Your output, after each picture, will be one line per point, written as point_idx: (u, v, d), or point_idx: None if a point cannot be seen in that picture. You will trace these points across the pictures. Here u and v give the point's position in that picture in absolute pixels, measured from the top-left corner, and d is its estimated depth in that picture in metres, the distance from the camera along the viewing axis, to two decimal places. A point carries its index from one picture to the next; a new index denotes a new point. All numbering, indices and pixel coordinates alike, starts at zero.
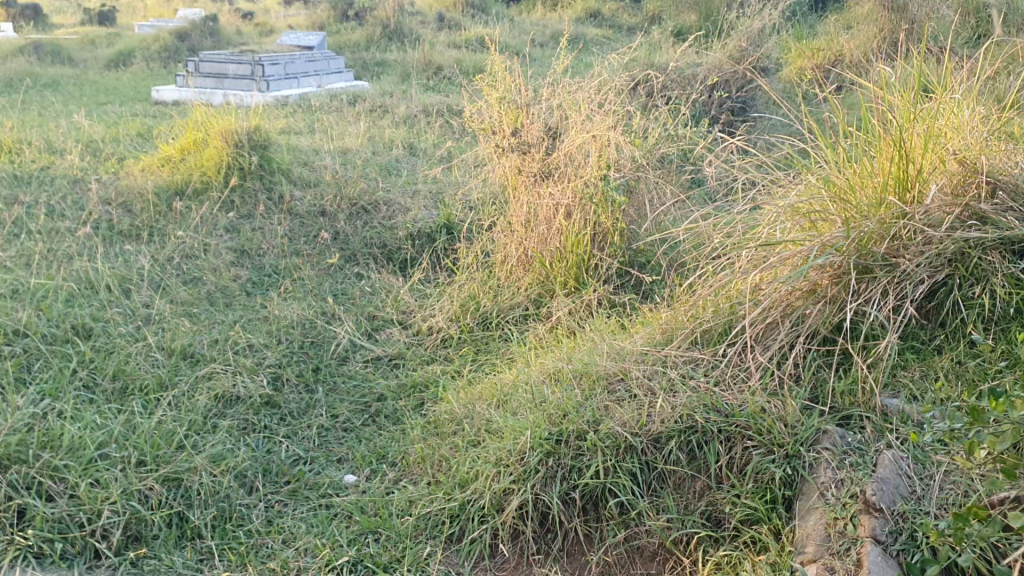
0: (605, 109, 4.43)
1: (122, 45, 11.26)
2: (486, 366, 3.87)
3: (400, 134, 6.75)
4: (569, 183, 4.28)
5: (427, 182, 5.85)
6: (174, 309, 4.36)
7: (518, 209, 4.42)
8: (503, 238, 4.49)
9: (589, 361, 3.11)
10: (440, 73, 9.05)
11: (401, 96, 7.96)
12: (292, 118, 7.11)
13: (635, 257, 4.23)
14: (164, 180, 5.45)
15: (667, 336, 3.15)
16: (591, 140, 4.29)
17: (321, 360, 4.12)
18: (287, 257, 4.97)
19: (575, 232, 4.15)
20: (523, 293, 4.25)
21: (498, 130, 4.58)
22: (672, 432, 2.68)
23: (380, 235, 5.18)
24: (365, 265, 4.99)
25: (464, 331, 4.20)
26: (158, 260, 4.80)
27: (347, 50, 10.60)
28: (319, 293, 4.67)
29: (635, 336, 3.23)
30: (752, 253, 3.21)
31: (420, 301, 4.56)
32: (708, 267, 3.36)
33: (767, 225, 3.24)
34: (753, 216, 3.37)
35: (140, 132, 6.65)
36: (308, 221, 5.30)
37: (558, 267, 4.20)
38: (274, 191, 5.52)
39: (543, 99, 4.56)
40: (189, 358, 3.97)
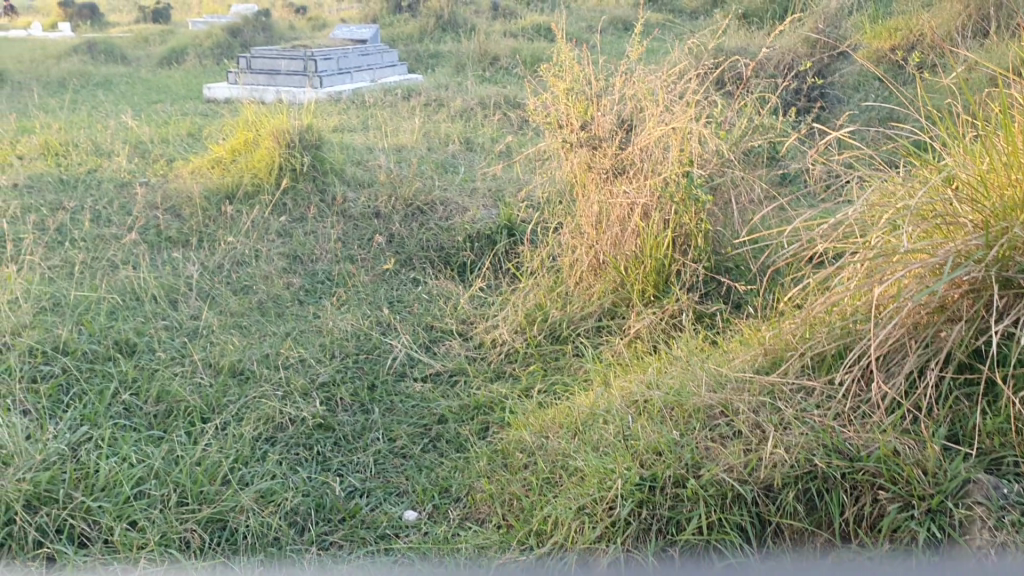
0: (685, 100, 4.02)
1: (174, 42, 11.11)
2: (558, 387, 3.50)
3: (456, 128, 6.40)
4: (646, 180, 3.90)
5: (486, 179, 5.49)
6: (223, 321, 4.08)
7: (587, 209, 4.03)
8: (571, 242, 4.11)
9: (684, 387, 2.78)
10: (496, 64, 8.70)
11: (457, 88, 7.60)
12: (346, 114, 6.81)
13: (720, 262, 3.83)
14: (214, 182, 5.18)
15: (774, 358, 2.84)
16: (670, 133, 3.89)
17: (377, 376, 3.79)
18: (341, 262, 4.66)
19: (654, 234, 3.79)
20: (596, 302, 3.88)
21: (566, 123, 4.14)
22: (788, 480, 2.38)
23: (437, 237, 4.84)
24: (422, 270, 4.65)
25: (531, 345, 3.82)
26: (207, 268, 4.52)
27: (400, 43, 10.30)
28: (374, 301, 4.35)
29: (736, 358, 2.90)
30: (867, 261, 2.83)
31: (482, 310, 4.19)
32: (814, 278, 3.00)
33: (883, 230, 2.86)
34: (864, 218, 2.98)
35: (190, 132, 6.40)
36: (362, 223, 4.98)
37: (635, 273, 3.83)
38: (327, 193, 5.22)
39: (616, 88, 4.13)
40: (238, 375, 3.69)
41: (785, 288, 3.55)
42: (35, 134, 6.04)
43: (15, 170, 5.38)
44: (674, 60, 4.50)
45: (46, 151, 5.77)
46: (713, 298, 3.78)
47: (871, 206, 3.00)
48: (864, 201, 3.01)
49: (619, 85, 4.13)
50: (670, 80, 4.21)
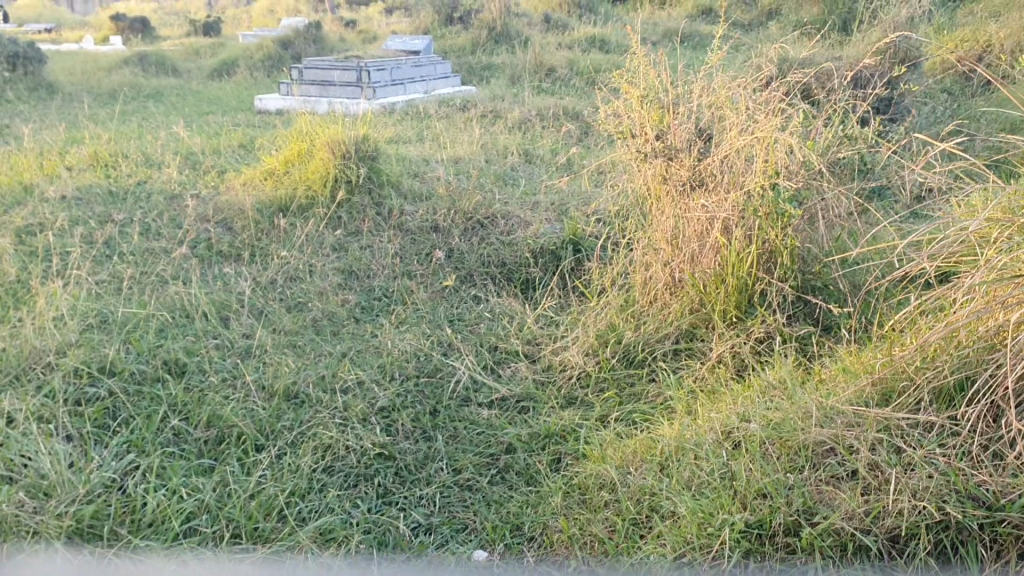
0: (769, 107, 3.74)
1: (225, 55, 11.08)
2: (636, 417, 3.24)
3: (515, 140, 6.18)
4: (727, 193, 3.62)
5: (548, 192, 5.25)
6: (277, 340, 3.88)
7: (662, 224, 3.77)
8: (645, 259, 3.86)
9: (788, 421, 2.60)
10: (552, 75, 8.48)
11: (513, 99, 7.39)
12: (401, 125, 6.63)
13: (808, 282, 3.56)
14: (267, 195, 5.00)
15: (887, 393, 2.60)
16: (753, 143, 3.62)
17: (438, 401, 3.56)
18: (399, 279, 4.45)
19: (737, 251, 3.52)
20: (673, 323, 3.62)
21: (639, 132, 3.87)
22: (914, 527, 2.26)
23: (498, 252, 4.60)
24: (483, 287, 4.43)
25: (604, 368, 3.56)
26: (260, 284, 4.34)
27: (453, 55, 10.14)
28: (434, 319, 4.13)
29: (842, 389, 2.67)
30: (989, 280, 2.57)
31: (549, 330, 3.94)
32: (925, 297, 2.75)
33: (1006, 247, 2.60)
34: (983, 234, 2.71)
35: (242, 144, 6.26)
36: (420, 238, 4.77)
37: (716, 292, 3.56)
38: (383, 206, 5.01)
39: (694, 95, 3.86)
40: (293, 399, 3.49)
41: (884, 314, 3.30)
42: (86, 146, 5.94)
43: (65, 181, 5.26)
44: (753, 65, 4.23)
45: (97, 163, 5.65)
46: (801, 321, 3.51)
47: (987, 222, 2.71)
48: (981, 217, 2.72)
49: (696, 91, 3.87)
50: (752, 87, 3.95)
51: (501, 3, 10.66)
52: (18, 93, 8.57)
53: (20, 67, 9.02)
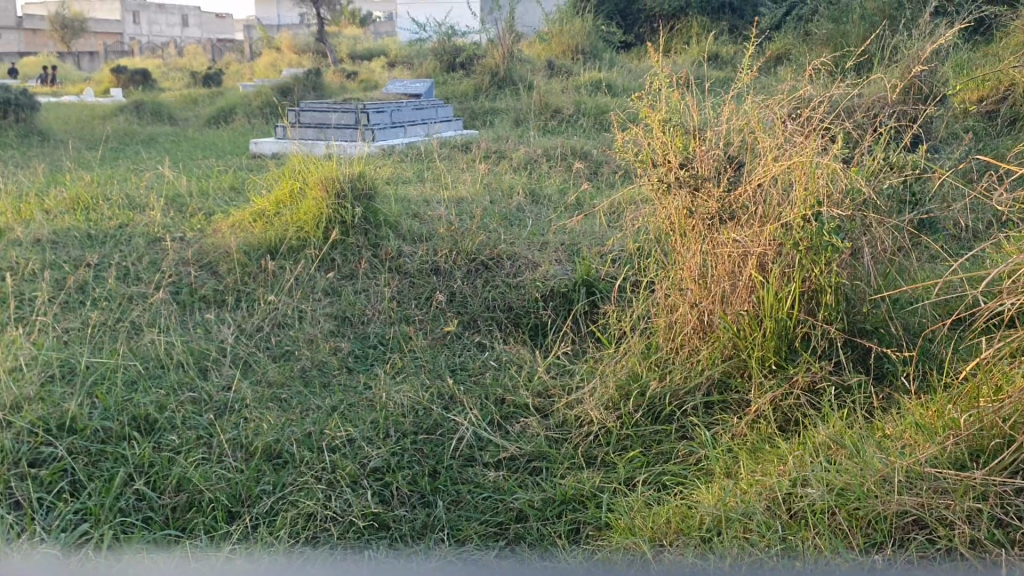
0: (807, 130, 3.39)
1: (224, 103, 10.82)
2: (667, 480, 2.83)
3: (520, 180, 5.83)
4: (763, 225, 3.26)
5: (558, 232, 4.88)
6: (260, 393, 3.49)
7: (688, 261, 3.38)
8: (668, 301, 3.46)
9: (862, 489, 2.29)
10: (558, 116, 8.18)
11: (518, 140, 7.05)
12: (400, 165, 6.29)
13: (856, 323, 3.16)
14: (255, 236, 4.63)
15: (984, 454, 2.31)
16: (790, 169, 3.26)
17: (439, 461, 3.15)
18: (395, 324, 4.07)
19: (775, 290, 3.15)
20: (704, 371, 3.22)
21: (661, 160, 3.49)
22: None
23: (504, 295, 4.22)
24: (488, 333, 4.04)
25: (627, 424, 3.15)
26: (244, 332, 3.95)
27: (454, 101, 9.87)
28: (434, 369, 3.73)
29: (921, 448, 2.37)
30: None
31: (563, 380, 3.53)
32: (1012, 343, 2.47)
33: None
34: None
35: (233, 185, 5.90)
36: (419, 281, 4.39)
37: (752, 337, 3.17)
38: (380, 247, 4.63)
39: (722, 119, 3.50)
40: (275, 460, 3.11)
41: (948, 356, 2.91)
42: (66, 188, 5.58)
43: (40, 223, 4.90)
44: (786, 87, 3.88)
45: (77, 206, 5.29)
46: (848, 368, 3.11)
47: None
48: None
49: (725, 114, 3.51)
50: (787, 111, 3.59)
51: (505, 48, 10.40)
52: (6, 139, 8.24)
53: (11, 113, 8.68)
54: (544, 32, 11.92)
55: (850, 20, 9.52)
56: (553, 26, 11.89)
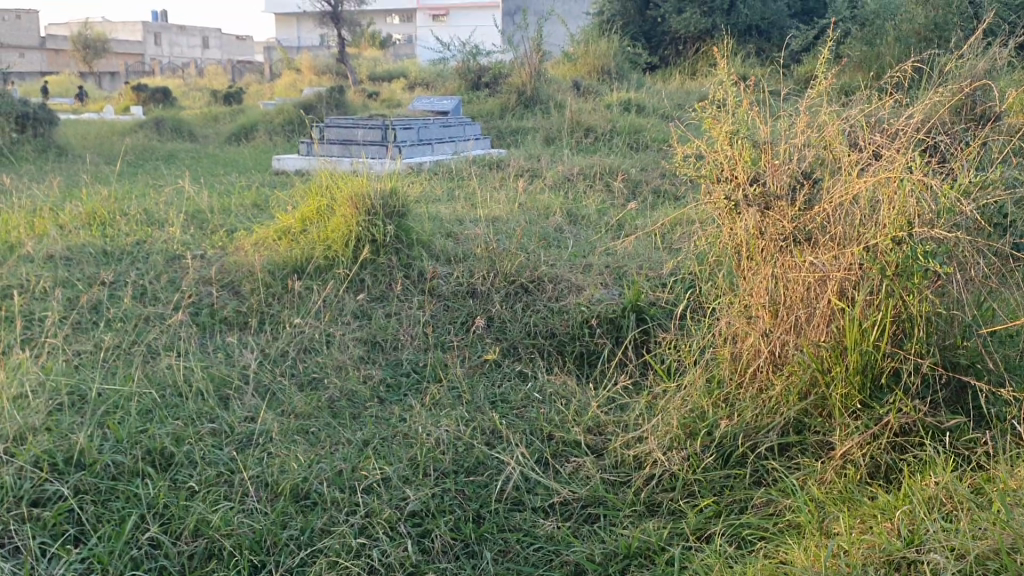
0: (892, 143, 3.07)
1: (245, 119, 10.60)
2: (745, 534, 2.51)
3: (557, 199, 5.54)
4: (844, 247, 2.94)
5: (601, 254, 4.58)
6: (285, 425, 3.19)
7: (758, 287, 3.08)
8: (734, 331, 3.16)
9: (1004, 557, 1.89)
10: (591, 134, 7.91)
11: (551, 159, 6.78)
12: (430, 182, 6.01)
13: (948, 357, 2.84)
14: (280, 255, 4.35)
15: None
16: (875, 187, 2.94)
17: (483, 505, 2.84)
18: (430, 351, 3.77)
19: (859, 320, 2.83)
20: (780, 410, 2.90)
21: (729, 176, 3.18)
22: None
23: (547, 321, 3.92)
24: (531, 362, 3.75)
25: (694, 467, 2.84)
26: (268, 358, 3.66)
27: (480, 120, 9.62)
28: (474, 402, 3.44)
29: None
30: None
31: (617, 416, 3.22)
32: None
33: None
34: None
35: (256, 202, 5.63)
36: (455, 304, 4.10)
37: (833, 371, 2.86)
38: (413, 267, 4.34)
39: (797, 131, 3.19)
40: (302, 501, 2.80)
41: None
42: (81, 202, 5.32)
43: (53, 239, 4.63)
44: (861, 98, 3.57)
45: (93, 221, 5.03)
46: (943, 409, 2.78)
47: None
48: None
49: (799, 126, 3.21)
50: (866, 123, 3.28)
51: (532, 67, 10.14)
52: (22, 154, 8.02)
53: (29, 128, 8.45)
54: (571, 51, 11.67)
55: (886, 41, 9.20)
56: (580, 46, 11.61)
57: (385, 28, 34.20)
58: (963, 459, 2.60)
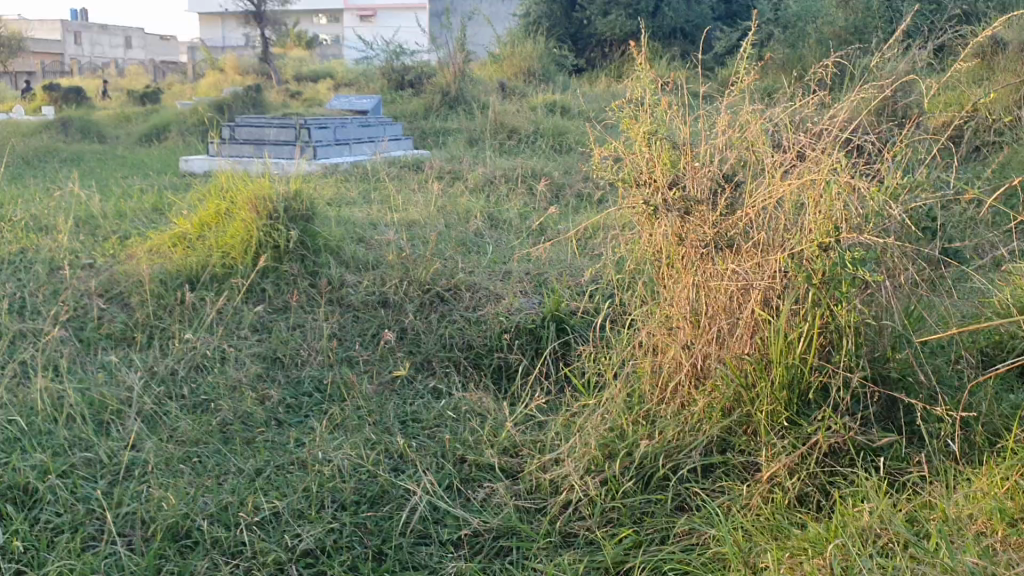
0: (818, 143, 2.90)
1: (157, 119, 10.14)
2: (666, 568, 2.30)
3: (477, 203, 5.30)
4: (768, 253, 2.76)
5: (521, 261, 4.36)
6: (169, 453, 2.90)
7: (679, 297, 2.89)
8: (655, 343, 2.96)
9: None
10: (514, 136, 7.70)
11: (472, 161, 6.54)
12: (344, 184, 5.72)
13: (878, 371, 2.67)
14: (174, 264, 4.03)
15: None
16: (801, 190, 2.77)
17: (385, 539, 2.58)
18: (335, 367, 3.50)
19: (785, 331, 2.65)
20: (703, 428, 2.71)
21: (647, 179, 2.98)
22: None
23: (462, 332, 3.68)
24: (444, 376, 3.50)
25: (613, 493, 2.63)
26: (155, 377, 3.35)
27: (403, 120, 9.34)
28: (381, 423, 3.18)
29: (1007, 534, 1.84)
30: None
31: (533, 436, 2.99)
32: None
33: None
34: None
35: (155, 206, 5.28)
36: (364, 315, 3.84)
37: (759, 387, 2.67)
38: (319, 276, 4.06)
39: (719, 130, 3.00)
40: (182, 541, 2.52)
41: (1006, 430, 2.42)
42: None
43: None
44: (787, 97, 3.40)
45: None
46: (874, 426, 2.60)
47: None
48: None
49: (721, 125, 3.02)
50: (791, 123, 3.11)
51: (456, 67, 9.89)
52: None
53: None
54: (497, 53, 11.46)
55: (807, 44, 9.15)
56: (505, 47, 11.39)
57: (311, 28, 33.59)
58: (895, 481, 2.43)
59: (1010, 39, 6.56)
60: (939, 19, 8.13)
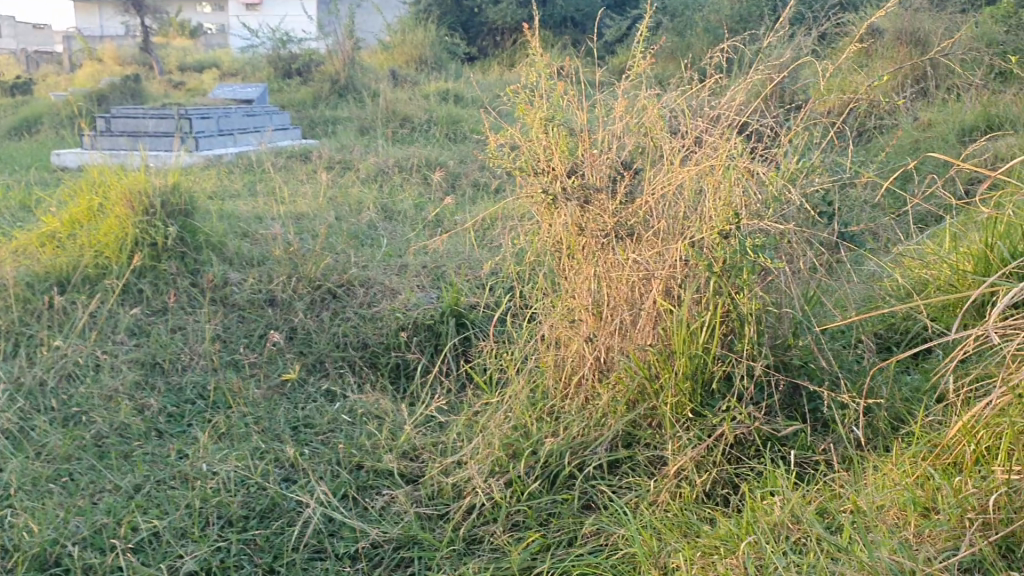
0: (716, 128, 2.85)
1: (26, 111, 9.56)
2: (573, 572, 2.20)
3: (369, 194, 5.12)
4: (669, 242, 2.70)
5: (416, 254, 4.21)
6: (36, 473, 2.67)
7: (581, 288, 2.80)
8: (557, 336, 2.87)
9: None
10: (407, 125, 7.53)
11: (363, 151, 6.34)
12: (228, 176, 5.46)
13: (781, 359, 2.64)
14: (41, 265, 3.75)
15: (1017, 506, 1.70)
16: (700, 177, 2.71)
17: (277, 556, 2.43)
18: (220, 372, 3.30)
19: (687, 321, 2.59)
20: (608, 422, 2.63)
21: (545, 167, 2.89)
22: None
23: (356, 330, 3.52)
24: (338, 377, 3.34)
25: (519, 495, 2.52)
26: (20, 389, 3.09)
27: (290, 109, 9.04)
28: (271, 430, 3.00)
29: (917, 523, 1.80)
30: None
31: (433, 438, 2.87)
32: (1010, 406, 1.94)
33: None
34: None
35: (21, 203, 4.93)
36: (251, 314, 3.64)
37: (663, 378, 2.60)
38: (202, 274, 3.83)
39: (617, 116, 2.92)
40: (50, 570, 2.31)
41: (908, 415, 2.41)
42: None
43: None
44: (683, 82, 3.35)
45: None
46: (779, 414, 2.56)
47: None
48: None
49: (619, 111, 2.94)
50: (688, 108, 3.06)
51: (344, 55, 9.62)
52: None
53: None
54: (387, 41, 11.23)
55: (695, 32, 9.22)
56: (396, 34, 11.17)
57: (193, 15, 32.47)
58: (803, 470, 2.39)
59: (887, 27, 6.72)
60: (821, 8, 8.31)
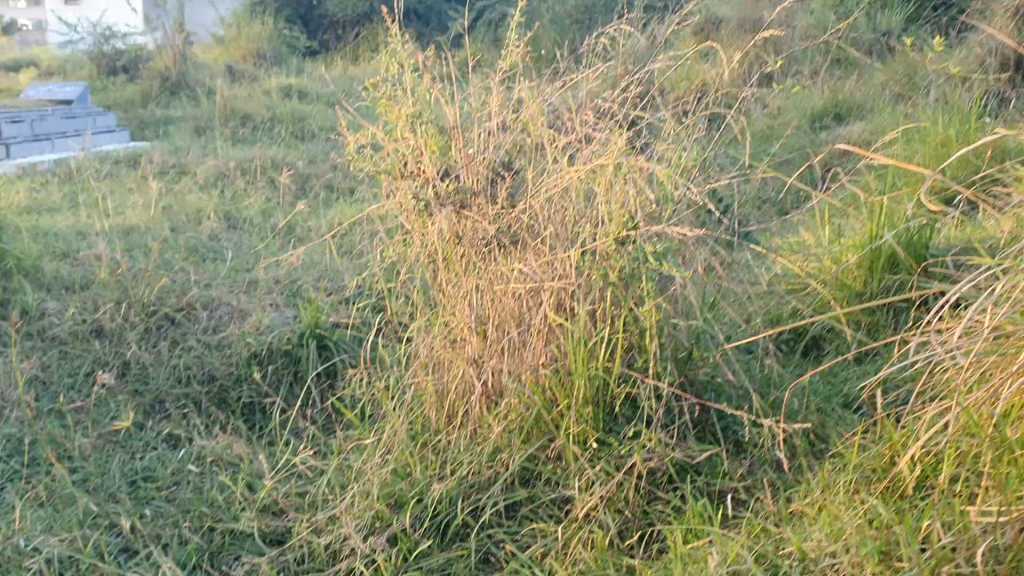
0: (602, 122, 2.57)
1: None
2: None
3: (209, 201, 4.62)
4: (558, 248, 2.40)
5: (268, 268, 3.78)
6: None
7: (463, 305, 2.48)
8: (437, 359, 2.53)
9: None
10: (247, 124, 6.98)
11: (200, 152, 5.79)
12: (42, 186, 4.84)
13: (687, 373, 2.38)
14: None
15: (998, 554, 1.55)
16: (589, 176, 2.42)
17: None
18: (39, 422, 2.82)
19: (584, 337, 2.30)
20: (502, 459, 2.32)
21: (414, 169, 2.53)
22: None
23: (202, 360, 3.08)
24: (182, 418, 2.90)
25: (406, 553, 2.21)
26: None
27: (116, 109, 8.29)
28: (103, 491, 2.57)
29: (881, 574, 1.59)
30: None
31: (300, 489, 2.50)
32: (969, 429, 1.77)
33: None
34: (1009, 342, 1.82)
35: None
36: (74, 348, 3.14)
37: (562, 404, 2.31)
38: (12, 305, 3.30)
39: (491, 111, 2.60)
40: None
41: (838, 438, 2.20)
42: None
43: None
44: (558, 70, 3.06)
45: None
46: (690, 438, 2.31)
47: None
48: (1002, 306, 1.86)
49: (493, 105, 2.61)
50: (568, 102, 2.77)
51: (175, 49, 8.91)
52: None
53: None
54: (221, 35, 10.52)
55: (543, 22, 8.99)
56: (230, 27, 10.48)
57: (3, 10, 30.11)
58: (722, 503, 2.16)
59: (727, 15, 6.65)
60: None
